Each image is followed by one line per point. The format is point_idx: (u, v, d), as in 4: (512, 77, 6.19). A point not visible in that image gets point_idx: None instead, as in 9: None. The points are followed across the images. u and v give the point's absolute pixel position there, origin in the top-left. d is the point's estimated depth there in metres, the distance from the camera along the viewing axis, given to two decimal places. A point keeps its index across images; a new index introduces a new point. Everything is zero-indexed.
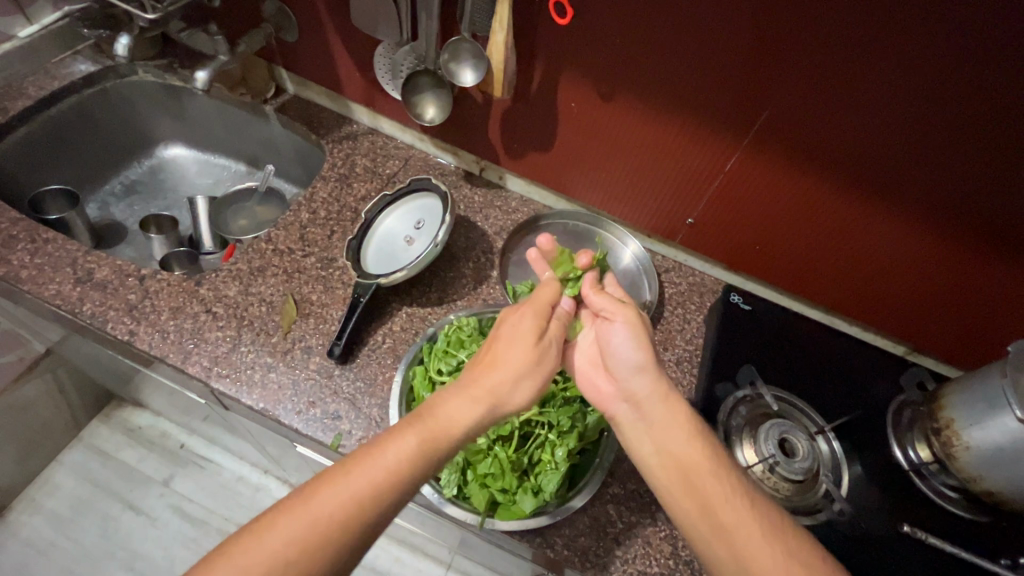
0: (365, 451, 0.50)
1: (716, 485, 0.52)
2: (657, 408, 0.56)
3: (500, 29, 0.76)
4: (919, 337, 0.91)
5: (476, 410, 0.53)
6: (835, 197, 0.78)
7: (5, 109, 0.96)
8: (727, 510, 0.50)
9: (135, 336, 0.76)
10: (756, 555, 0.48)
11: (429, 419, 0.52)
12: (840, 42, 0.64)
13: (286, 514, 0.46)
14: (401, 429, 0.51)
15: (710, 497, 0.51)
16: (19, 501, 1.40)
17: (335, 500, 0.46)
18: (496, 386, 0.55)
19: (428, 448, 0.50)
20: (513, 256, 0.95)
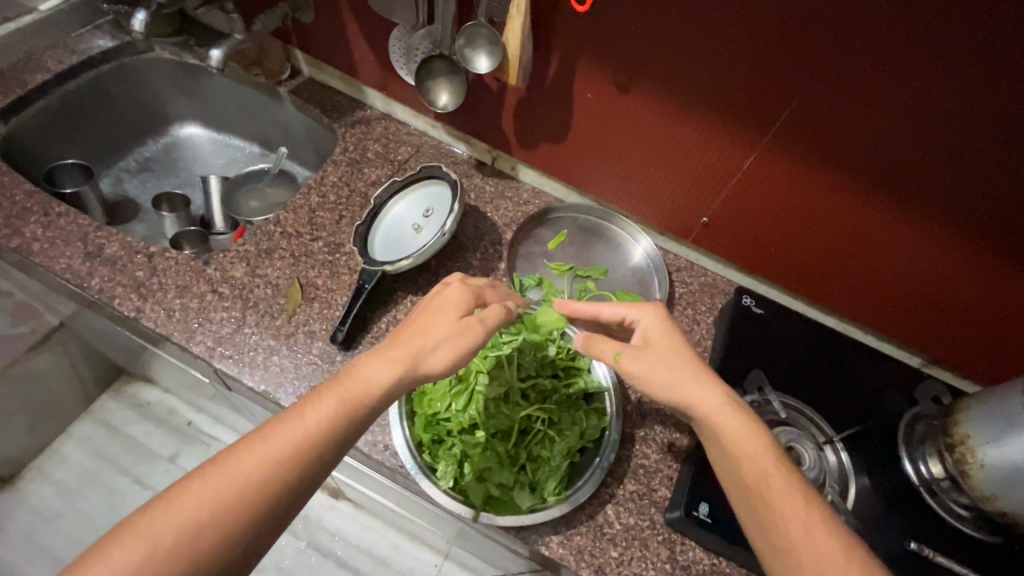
0: (286, 414, 0.52)
1: (782, 499, 0.52)
2: (732, 422, 0.56)
3: (517, 14, 0.72)
4: (935, 349, 0.88)
5: (391, 372, 0.56)
6: (854, 202, 0.76)
7: (25, 83, 0.96)
8: (792, 527, 0.50)
9: (141, 313, 0.76)
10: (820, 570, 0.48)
11: (347, 380, 0.55)
12: (870, 40, 0.61)
13: (206, 477, 0.48)
14: (322, 394, 0.54)
15: (774, 515, 0.51)
16: (29, 469, 1.43)
17: (251, 461, 0.49)
18: (414, 347, 0.57)
19: (345, 410, 0.53)
20: (521, 249, 0.94)
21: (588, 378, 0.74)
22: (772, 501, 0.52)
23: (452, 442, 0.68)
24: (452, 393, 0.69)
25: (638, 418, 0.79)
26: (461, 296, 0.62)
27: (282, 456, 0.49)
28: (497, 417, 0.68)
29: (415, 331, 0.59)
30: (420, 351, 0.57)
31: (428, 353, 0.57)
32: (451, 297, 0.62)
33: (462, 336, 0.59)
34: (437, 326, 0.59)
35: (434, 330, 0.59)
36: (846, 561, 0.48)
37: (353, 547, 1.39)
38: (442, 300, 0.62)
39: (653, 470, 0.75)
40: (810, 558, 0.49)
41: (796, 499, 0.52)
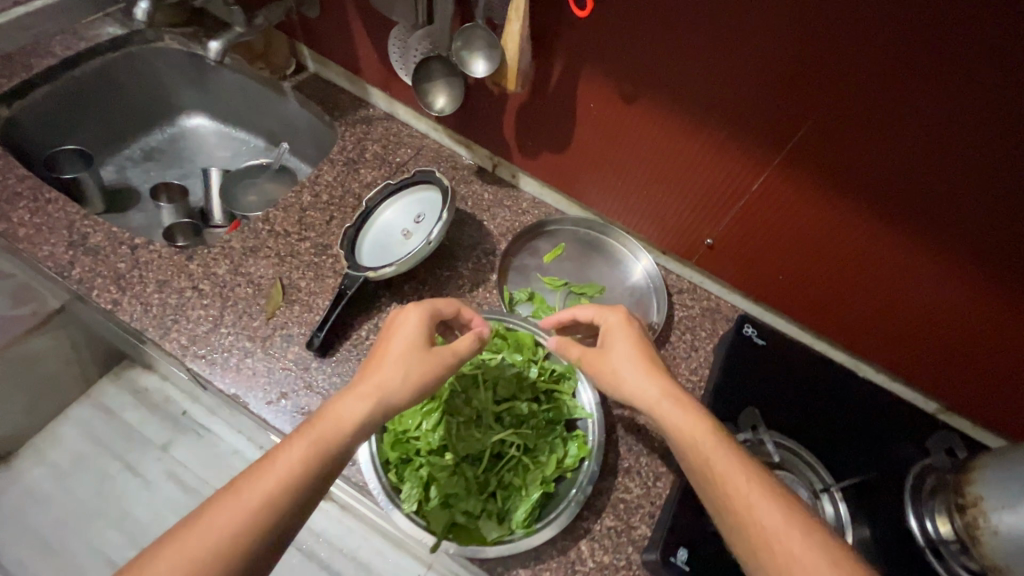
0: (256, 466, 0.51)
1: (730, 466, 0.53)
2: (675, 413, 0.57)
3: (516, 17, 0.69)
4: (953, 396, 0.82)
5: (362, 406, 0.55)
6: (871, 232, 0.70)
7: (31, 67, 0.97)
8: (740, 494, 0.52)
9: (118, 306, 0.75)
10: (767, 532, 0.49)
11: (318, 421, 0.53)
12: (895, 57, 0.56)
13: (178, 537, 0.46)
14: (294, 437, 0.53)
15: (722, 483, 0.53)
16: (27, 447, 1.45)
17: (225, 517, 0.47)
18: (383, 379, 0.57)
19: (319, 453, 0.52)
20: (515, 261, 0.91)
21: (570, 403, 0.71)
22: (722, 482, 0.53)
23: (420, 463, 0.65)
24: (424, 411, 0.66)
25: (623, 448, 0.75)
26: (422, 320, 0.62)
27: (257, 505, 0.48)
28: (468, 441, 0.65)
29: (381, 361, 0.59)
30: (389, 382, 0.57)
31: (398, 384, 0.57)
32: (410, 322, 0.62)
33: (428, 362, 0.60)
34: (403, 356, 0.59)
35: (400, 359, 0.59)
36: (788, 519, 0.50)
37: (338, 551, 1.36)
38: (403, 326, 0.62)
39: (634, 506, 0.70)
40: (756, 522, 0.50)
41: (744, 476, 0.53)
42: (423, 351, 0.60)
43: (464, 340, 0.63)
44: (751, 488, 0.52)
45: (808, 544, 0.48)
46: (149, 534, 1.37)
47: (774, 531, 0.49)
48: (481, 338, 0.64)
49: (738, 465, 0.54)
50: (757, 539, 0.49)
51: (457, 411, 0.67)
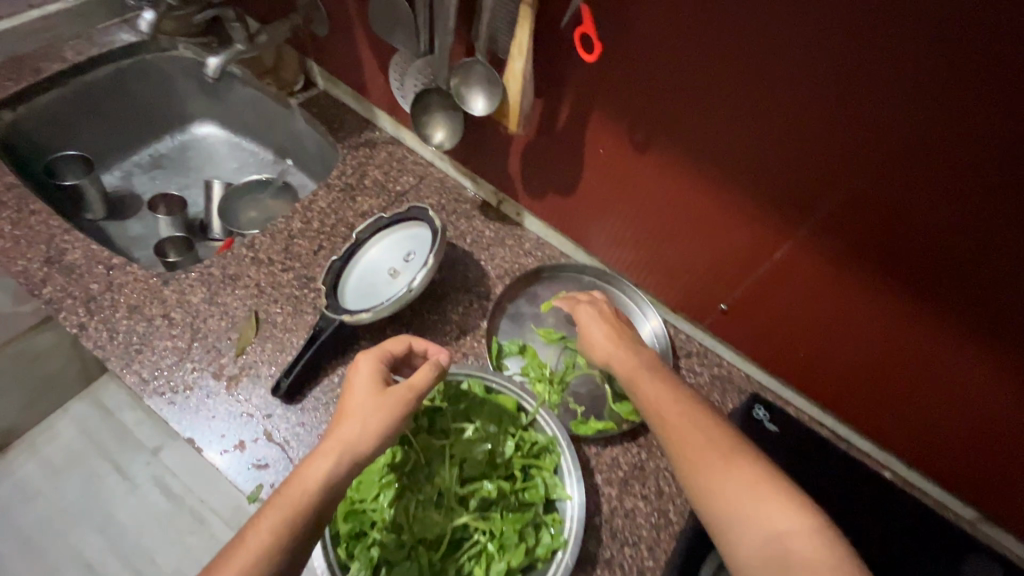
0: (229, 554, 0.45)
1: (661, 389, 0.61)
2: (623, 355, 0.66)
3: (519, 55, 0.63)
4: (1010, 519, 0.69)
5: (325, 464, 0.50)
6: (908, 319, 0.61)
7: (40, 71, 0.95)
8: (670, 409, 0.58)
9: (83, 331, 0.72)
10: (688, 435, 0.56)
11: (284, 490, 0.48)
12: (947, 128, 0.47)
13: None
14: (263, 514, 0.47)
15: (657, 401, 0.60)
16: (21, 441, 1.43)
17: None
18: (343, 432, 0.52)
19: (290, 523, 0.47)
20: (510, 307, 0.83)
21: (548, 482, 0.63)
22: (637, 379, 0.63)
23: (372, 541, 0.58)
24: (382, 483, 0.60)
25: (605, 534, 0.68)
26: (374, 367, 0.58)
27: None
28: (425, 523, 0.59)
29: (340, 414, 0.54)
30: (350, 433, 0.52)
31: (359, 433, 0.52)
32: (360, 370, 0.58)
33: (387, 401, 0.55)
34: (359, 405, 0.54)
35: (358, 410, 0.54)
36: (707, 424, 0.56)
37: None
38: (356, 374, 0.58)
39: None
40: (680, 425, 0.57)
41: (655, 379, 0.62)
42: (381, 393, 0.55)
43: (420, 373, 0.57)
44: (659, 386, 0.61)
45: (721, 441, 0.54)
46: (129, 541, 1.36)
47: (671, 413, 0.58)
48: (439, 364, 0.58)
49: (652, 373, 0.63)
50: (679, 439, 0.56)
51: (418, 487, 0.61)
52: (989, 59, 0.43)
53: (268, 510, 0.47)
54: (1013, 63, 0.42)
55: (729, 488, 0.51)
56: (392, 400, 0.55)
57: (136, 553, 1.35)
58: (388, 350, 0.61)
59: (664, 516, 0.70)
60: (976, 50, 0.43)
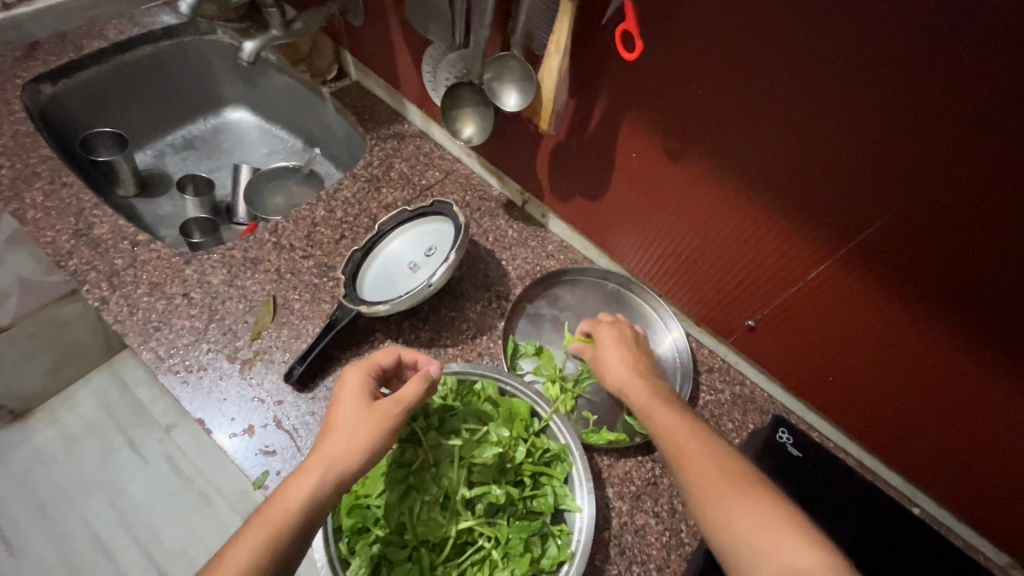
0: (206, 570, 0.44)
1: (667, 414, 0.58)
2: (620, 372, 0.65)
3: (556, 51, 0.61)
4: None
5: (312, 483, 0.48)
6: (949, 354, 0.57)
7: (80, 48, 0.96)
8: (678, 435, 0.55)
9: (105, 305, 0.72)
10: (698, 465, 0.52)
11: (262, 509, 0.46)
12: (1004, 155, 0.44)
13: None
14: (243, 532, 0.45)
15: (664, 428, 0.57)
16: (42, 407, 1.47)
17: None
18: (330, 450, 0.50)
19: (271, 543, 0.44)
20: (529, 308, 0.82)
21: (556, 493, 0.61)
22: (657, 426, 0.58)
23: (374, 538, 0.57)
24: (388, 480, 0.59)
25: (613, 549, 0.65)
26: (362, 380, 0.56)
27: None
28: (430, 525, 0.57)
29: (327, 431, 0.52)
30: (337, 453, 0.49)
31: (344, 448, 0.50)
32: (349, 383, 0.55)
33: (374, 417, 0.52)
34: (347, 419, 0.52)
35: (343, 423, 0.52)
36: (717, 455, 0.53)
37: None
38: (345, 386, 0.55)
39: None
40: (687, 456, 0.53)
41: (668, 409, 0.59)
42: (369, 407, 0.53)
43: (409, 386, 0.55)
44: (686, 433, 0.56)
45: (731, 477, 0.51)
46: (138, 515, 1.38)
47: (691, 468, 0.52)
48: (426, 376, 0.56)
49: (677, 415, 0.58)
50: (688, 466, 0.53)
51: (424, 487, 0.59)
52: None
53: (249, 527, 0.46)
54: None
55: (737, 531, 0.47)
56: (380, 417, 0.52)
57: (144, 527, 1.37)
58: (380, 362, 0.58)
59: (675, 536, 0.67)
60: None
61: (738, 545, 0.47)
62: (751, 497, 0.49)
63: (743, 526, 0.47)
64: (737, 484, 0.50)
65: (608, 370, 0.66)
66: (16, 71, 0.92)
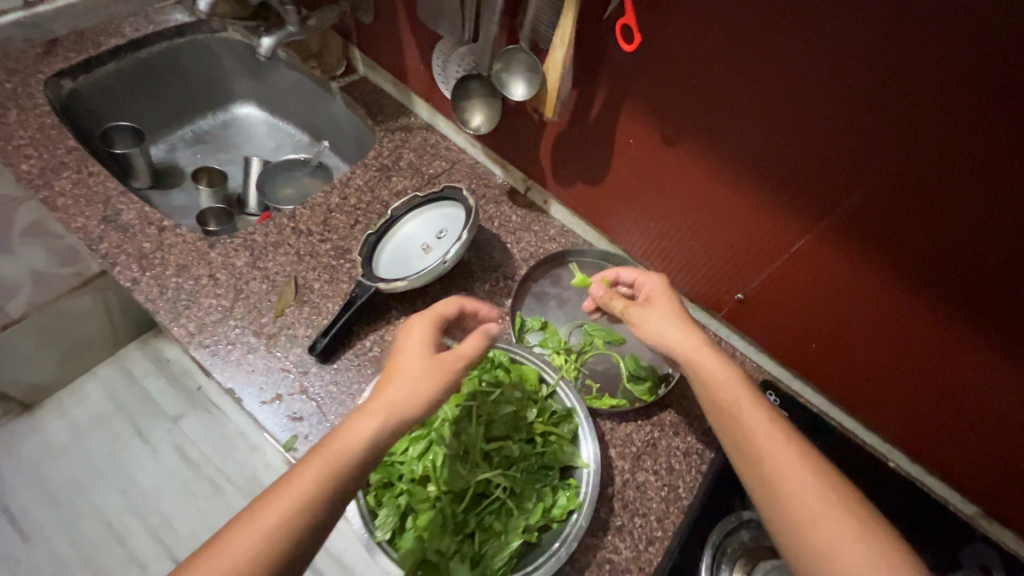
0: (273, 490, 0.48)
1: (717, 365, 0.60)
2: (676, 331, 0.63)
3: (561, 45, 0.67)
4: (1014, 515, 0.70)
5: (373, 425, 0.51)
6: (920, 316, 0.63)
7: (99, 44, 1.01)
8: (724, 382, 0.59)
9: (136, 285, 0.76)
10: (744, 414, 0.57)
11: (328, 442, 0.50)
12: (962, 128, 0.50)
13: (199, 561, 0.45)
14: (306, 461, 0.49)
15: (712, 377, 0.60)
16: (51, 399, 1.50)
17: (248, 546, 0.44)
18: (393, 396, 0.52)
19: (333, 477, 0.48)
20: (534, 287, 0.87)
21: (565, 449, 0.66)
22: (744, 423, 0.57)
23: (400, 490, 0.63)
24: (411, 438, 0.65)
25: (617, 503, 0.71)
26: (428, 330, 0.58)
27: (279, 534, 0.45)
28: (450, 475, 0.62)
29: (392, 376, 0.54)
30: (400, 401, 0.52)
31: (408, 395, 0.53)
32: (416, 332, 0.58)
33: (436, 367, 0.55)
34: (411, 367, 0.54)
35: (408, 372, 0.54)
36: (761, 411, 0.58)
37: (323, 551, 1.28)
38: (411, 334, 0.58)
39: (621, 568, 0.67)
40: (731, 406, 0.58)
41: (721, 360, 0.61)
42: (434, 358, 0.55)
43: (472, 342, 0.58)
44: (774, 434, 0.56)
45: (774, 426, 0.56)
46: (148, 503, 1.41)
47: (784, 471, 0.53)
48: (489, 334, 0.59)
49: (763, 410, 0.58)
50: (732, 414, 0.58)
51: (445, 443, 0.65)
52: (996, 59, 0.46)
53: (312, 457, 0.49)
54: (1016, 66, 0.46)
55: (774, 470, 0.54)
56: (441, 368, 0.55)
57: (155, 514, 1.40)
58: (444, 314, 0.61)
59: (674, 490, 0.73)
60: (982, 50, 0.47)
61: (769, 484, 0.53)
62: (836, 502, 0.51)
63: (831, 528, 0.50)
64: (827, 491, 0.52)
65: (661, 329, 0.64)
66: (39, 67, 0.96)
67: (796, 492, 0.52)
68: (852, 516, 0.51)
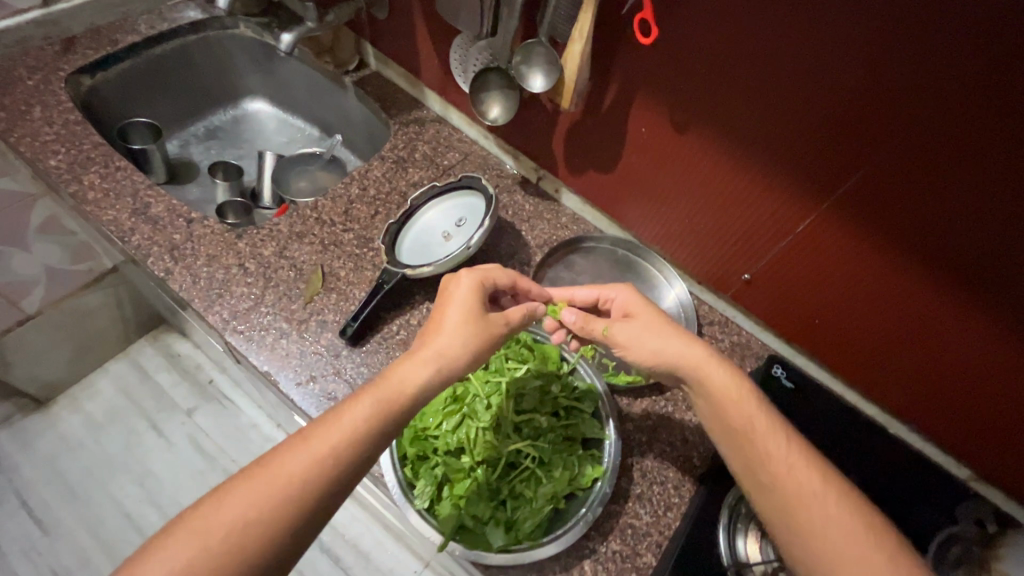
0: (325, 417, 0.51)
1: (718, 369, 0.62)
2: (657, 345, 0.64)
3: (580, 38, 0.71)
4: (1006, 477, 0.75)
5: (423, 371, 0.56)
6: (918, 289, 0.67)
7: (116, 42, 1.03)
8: (726, 387, 0.61)
9: (169, 275, 0.79)
10: (747, 416, 0.59)
11: (385, 380, 0.54)
12: (957, 110, 0.55)
13: (249, 479, 0.47)
14: (359, 395, 0.53)
15: (713, 383, 0.61)
16: (65, 395, 1.52)
17: (302, 464, 0.48)
18: (444, 347, 0.57)
19: (384, 413, 0.52)
20: (550, 272, 0.91)
21: (588, 421, 0.71)
22: (760, 447, 0.57)
23: (436, 462, 0.67)
24: (444, 413, 0.69)
25: (636, 472, 0.75)
26: (478, 288, 0.63)
27: (329, 457, 0.49)
28: (484, 446, 0.67)
29: (441, 329, 0.59)
30: (451, 354, 0.57)
31: (455, 350, 0.58)
32: (466, 290, 0.62)
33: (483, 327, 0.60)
34: (461, 323, 0.59)
35: (457, 328, 0.59)
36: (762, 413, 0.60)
37: (339, 536, 1.30)
38: (460, 292, 0.62)
39: (642, 532, 0.71)
40: (734, 408, 0.60)
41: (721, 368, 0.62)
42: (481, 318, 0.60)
43: (517, 312, 0.64)
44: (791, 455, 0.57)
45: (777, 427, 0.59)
46: (164, 493, 1.42)
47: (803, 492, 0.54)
48: (532, 311, 0.66)
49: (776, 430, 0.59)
50: (739, 415, 0.59)
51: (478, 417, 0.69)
52: (988, 47, 0.50)
53: (365, 392, 0.53)
54: (1005, 53, 0.50)
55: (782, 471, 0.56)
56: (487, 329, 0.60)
57: (171, 503, 1.41)
58: (491, 275, 0.65)
59: (688, 460, 0.77)
60: (974, 39, 0.51)
61: (777, 479, 0.55)
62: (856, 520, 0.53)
63: (854, 547, 0.51)
64: (846, 511, 0.54)
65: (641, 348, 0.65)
66: (59, 65, 0.98)
67: (816, 514, 0.53)
68: (872, 533, 0.52)
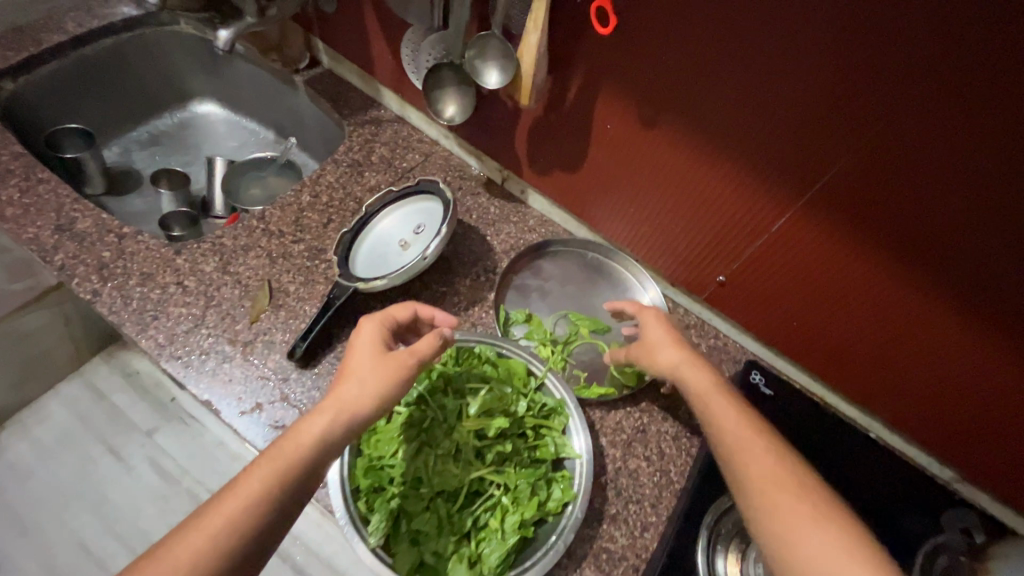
0: (218, 496, 0.46)
1: (698, 372, 0.59)
2: (668, 353, 0.62)
3: (534, 28, 0.67)
4: (991, 481, 0.72)
5: (321, 421, 0.51)
6: (900, 288, 0.64)
7: (39, 42, 0.94)
8: (705, 387, 0.57)
9: (98, 297, 0.72)
10: (723, 417, 0.55)
11: (282, 442, 0.49)
12: (943, 100, 0.51)
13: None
14: (254, 465, 0.48)
15: (695, 388, 0.58)
16: (14, 420, 1.43)
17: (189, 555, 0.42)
18: (346, 392, 0.53)
19: (285, 475, 0.48)
20: (516, 279, 0.86)
21: (557, 441, 0.66)
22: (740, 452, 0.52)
23: (392, 494, 0.61)
24: (401, 440, 0.64)
25: (610, 491, 0.71)
26: (377, 328, 0.59)
27: (223, 540, 0.44)
28: (444, 476, 0.63)
29: (346, 375, 0.55)
30: (356, 398, 0.53)
31: (358, 393, 0.53)
32: (365, 333, 0.58)
33: (391, 363, 0.56)
34: (365, 364, 0.55)
35: (362, 366, 0.55)
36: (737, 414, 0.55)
37: (314, 556, 1.23)
38: (361, 336, 0.58)
39: (617, 557, 0.67)
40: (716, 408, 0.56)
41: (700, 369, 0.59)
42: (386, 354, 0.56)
43: (424, 340, 0.58)
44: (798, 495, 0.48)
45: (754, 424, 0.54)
46: (123, 520, 1.34)
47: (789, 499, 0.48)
48: (442, 334, 0.59)
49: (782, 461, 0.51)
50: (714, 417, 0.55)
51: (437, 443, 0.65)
52: (965, 28, 0.47)
53: (260, 461, 0.48)
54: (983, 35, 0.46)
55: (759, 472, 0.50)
56: (394, 364, 0.56)
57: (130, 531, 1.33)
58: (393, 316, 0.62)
59: (666, 475, 0.73)
60: (950, 20, 0.47)
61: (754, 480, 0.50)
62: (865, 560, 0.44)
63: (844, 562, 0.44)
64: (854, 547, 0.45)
65: (660, 364, 0.62)
66: None
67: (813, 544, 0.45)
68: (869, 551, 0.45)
